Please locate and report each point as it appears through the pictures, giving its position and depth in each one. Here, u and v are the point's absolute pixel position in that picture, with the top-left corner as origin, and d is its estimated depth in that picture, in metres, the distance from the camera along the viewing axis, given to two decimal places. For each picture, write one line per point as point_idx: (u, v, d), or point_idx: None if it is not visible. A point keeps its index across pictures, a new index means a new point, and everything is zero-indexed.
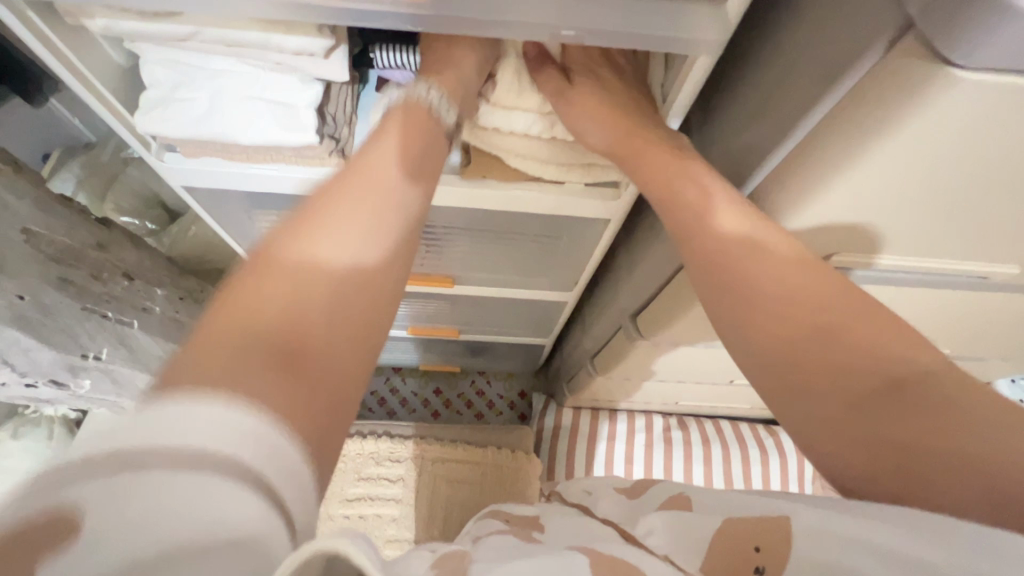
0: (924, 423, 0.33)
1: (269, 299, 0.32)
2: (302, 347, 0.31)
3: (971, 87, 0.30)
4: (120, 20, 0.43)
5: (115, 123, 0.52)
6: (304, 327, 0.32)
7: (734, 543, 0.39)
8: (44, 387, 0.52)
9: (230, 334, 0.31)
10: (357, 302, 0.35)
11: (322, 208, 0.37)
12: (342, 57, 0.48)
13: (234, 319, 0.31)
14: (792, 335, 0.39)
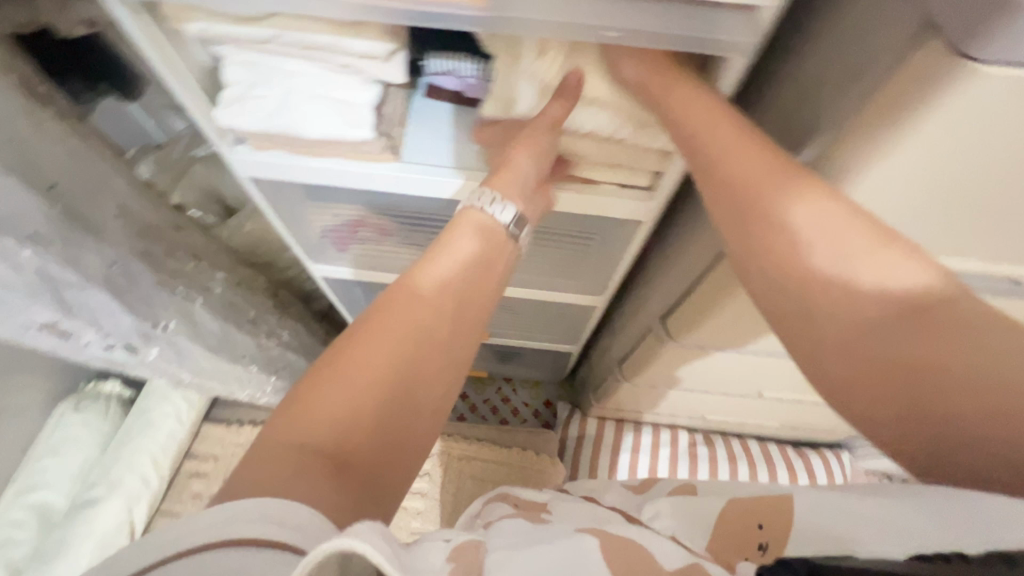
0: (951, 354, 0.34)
1: (361, 375, 0.39)
2: (372, 435, 0.37)
3: (993, 80, 0.31)
4: (214, 23, 0.49)
5: (198, 116, 0.58)
6: (377, 421, 0.38)
7: (740, 529, 0.51)
8: (120, 351, 0.58)
9: (334, 389, 0.38)
10: (420, 408, 0.41)
11: (405, 299, 0.44)
12: (402, 61, 0.53)
13: (340, 380, 0.38)
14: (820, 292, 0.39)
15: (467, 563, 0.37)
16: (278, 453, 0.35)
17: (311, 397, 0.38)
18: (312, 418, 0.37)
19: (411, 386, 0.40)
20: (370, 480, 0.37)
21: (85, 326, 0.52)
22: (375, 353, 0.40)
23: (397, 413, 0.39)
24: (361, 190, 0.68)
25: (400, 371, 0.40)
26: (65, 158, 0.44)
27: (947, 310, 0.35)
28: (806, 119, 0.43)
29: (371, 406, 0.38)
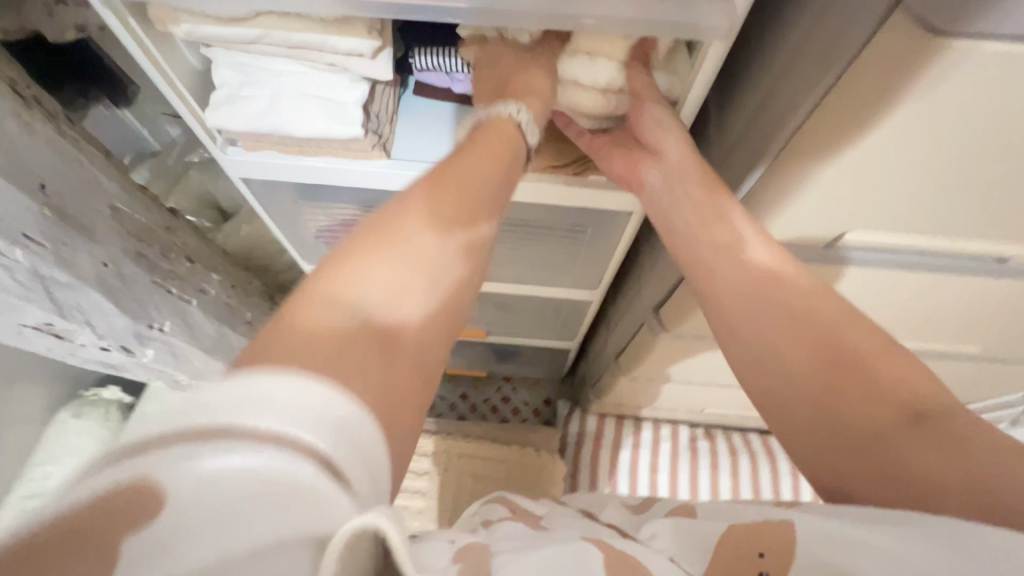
0: (927, 452, 0.37)
1: (400, 268, 0.38)
2: (416, 320, 0.38)
3: (956, 48, 0.32)
4: (201, 23, 0.50)
5: (189, 116, 0.59)
6: (422, 307, 0.39)
7: (738, 549, 0.39)
8: (116, 353, 0.59)
9: (376, 276, 0.37)
10: (454, 311, 0.41)
11: (446, 199, 0.43)
12: (387, 58, 0.53)
13: (382, 271, 0.37)
14: (818, 355, 0.44)
15: (472, 562, 0.38)
16: (325, 316, 0.33)
17: (357, 271, 0.37)
18: (354, 297, 0.35)
19: (446, 294, 0.41)
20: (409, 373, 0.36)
21: (79, 327, 0.52)
22: (416, 250, 0.39)
23: (432, 316, 0.39)
24: (352, 188, 0.69)
25: (441, 269, 0.41)
26: (55, 160, 0.45)
27: (920, 396, 0.40)
28: (781, 101, 0.44)
29: (415, 296, 0.38)
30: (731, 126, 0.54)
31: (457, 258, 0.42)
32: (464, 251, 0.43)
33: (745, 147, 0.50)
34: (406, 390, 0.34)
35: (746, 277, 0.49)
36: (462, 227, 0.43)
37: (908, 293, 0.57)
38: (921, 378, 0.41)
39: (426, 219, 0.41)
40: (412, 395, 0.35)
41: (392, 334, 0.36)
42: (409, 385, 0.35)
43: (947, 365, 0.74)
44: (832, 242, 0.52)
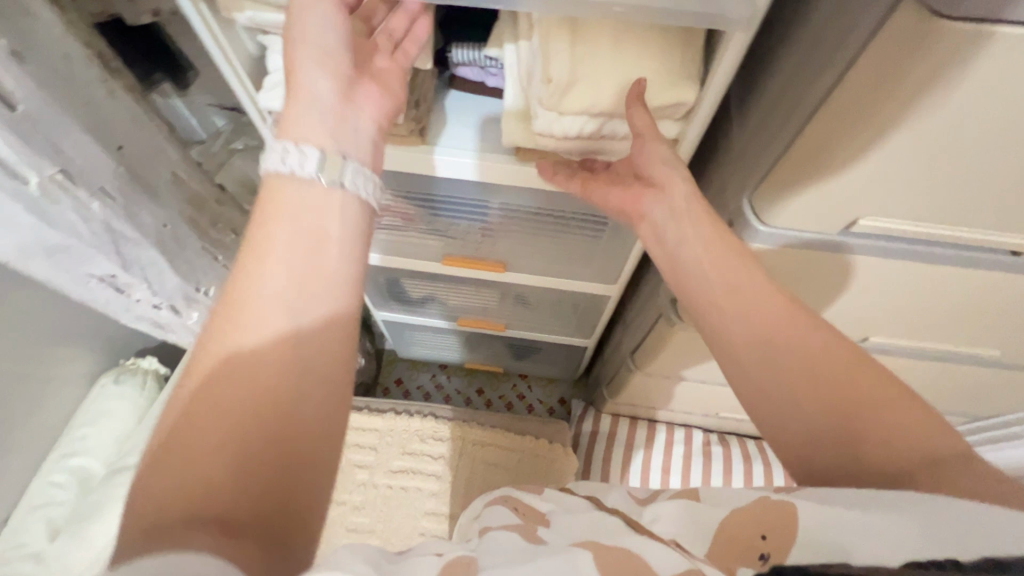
0: (945, 474, 0.39)
1: (185, 454, 0.34)
2: (244, 478, 0.35)
3: (959, 34, 0.34)
4: (263, 11, 0.54)
5: (243, 98, 0.64)
6: (241, 467, 0.35)
7: (742, 538, 0.41)
8: (166, 312, 0.64)
9: (160, 482, 0.33)
10: (295, 430, 0.38)
11: (234, 342, 0.38)
12: (429, 48, 0.58)
13: (165, 477, 0.34)
14: (831, 383, 0.46)
15: None
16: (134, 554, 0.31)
17: (149, 474, 0.34)
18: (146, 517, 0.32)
19: (261, 429, 0.36)
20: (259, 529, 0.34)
21: (138, 282, 0.57)
22: (193, 431, 0.35)
23: (257, 458, 0.35)
24: (387, 171, 0.73)
25: (247, 414, 0.36)
26: (131, 124, 0.50)
27: (927, 435, 0.42)
28: (796, 92, 0.46)
29: (215, 467, 0.34)
30: (748, 119, 0.57)
31: (255, 391, 0.37)
32: (261, 377, 0.38)
33: (762, 139, 0.52)
34: (259, 549, 0.32)
35: (761, 320, 0.49)
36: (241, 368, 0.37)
37: (921, 287, 0.58)
38: (918, 405, 0.44)
39: (194, 395, 0.36)
40: (279, 544, 0.34)
41: (214, 508, 0.33)
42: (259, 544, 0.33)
43: (966, 367, 0.74)
44: (845, 229, 0.53)
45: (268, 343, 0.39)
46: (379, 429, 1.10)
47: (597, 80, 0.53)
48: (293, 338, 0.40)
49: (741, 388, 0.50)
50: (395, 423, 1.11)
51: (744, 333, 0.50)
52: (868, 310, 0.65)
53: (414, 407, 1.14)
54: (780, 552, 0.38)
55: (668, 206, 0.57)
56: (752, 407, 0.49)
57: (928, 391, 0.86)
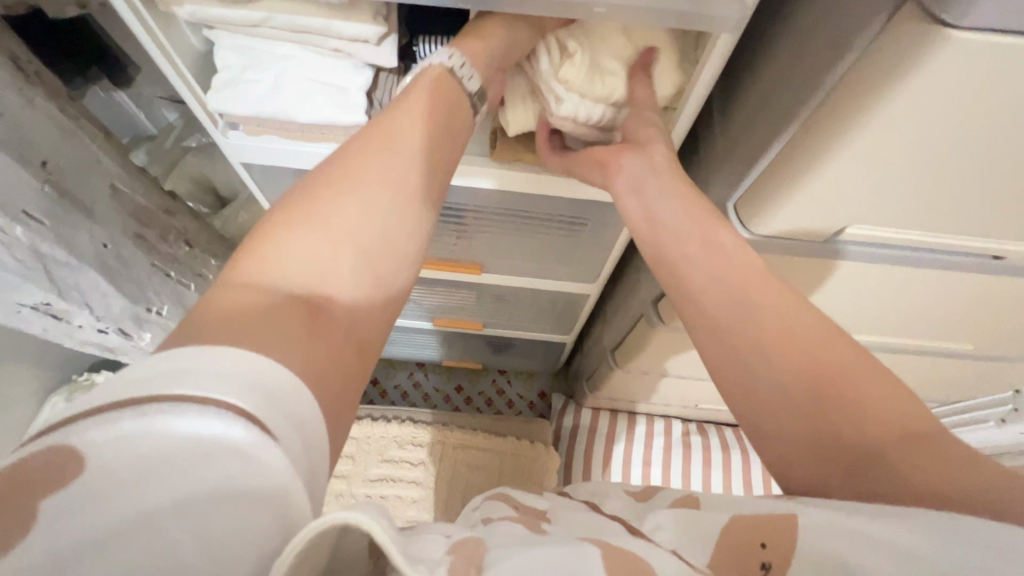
0: (917, 463, 0.36)
1: (317, 246, 0.38)
2: (344, 303, 0.37)
3: (958, 46, 0.32)
4: (207, 7, 0.49)
5: (190, 98, 0.59)
6: (349, 276, 0.38)
7: (740, 541, 0.37)
8: (114, 335, 0.61)
9: (286, 259, 0.37)
10: (397, 279, 0.41)
11: (351, 189, 0.41)
12: (392, 45, 0.53)
13: (292, 253, 0.37)
14: (811, 365, 0.41)
15: (467, 553, 0.36)
16: (242, 302, 0.33)
17: (275, 249, 0.37)
18: (265, 276, 0.35)
19: (382, 259, 0.40)
20: (347, 338, 0.36)
21: (76, 307, 0.55)
22: (329, 224, 0.39)
23: (368, 284, 0.39)
24: None
25: (354, 260, 0.39)
26: (58, 137, 0.45)
27: (901, 413, 0.39)
28: (786, 97, 0.44)
29: (338, 265, 0.38)
30: (732, 121, 0.55)
31: (388, 224, 0.41)
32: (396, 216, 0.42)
33: (749, 142, 0.50)
34: (346, 352, 0.36)
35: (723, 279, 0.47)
36: (383, 201, 0.42)
37: (902, 291, 0.58)
38: (894, 385, 0.40)
39: (337, 200, 0.40)
40: (353, 357, 0.36)
41: (327, 300, 0.36)
42: (342, 348, 0.35)
43: (939, 360, 0.76)
44: (834, 235, 0.51)
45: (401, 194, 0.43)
46: (355, 437, 1.07)
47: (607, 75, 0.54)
48: (419, 199, 0.44)
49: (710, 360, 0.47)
50: (373, 429, 1.08)
51: (727, 318, 0.46)
52: (848, 313, 0.64)
53: (390, 413, 1.11)
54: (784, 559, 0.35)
55: (646, 168, 0.54)
56: (753, 440, 0.44)
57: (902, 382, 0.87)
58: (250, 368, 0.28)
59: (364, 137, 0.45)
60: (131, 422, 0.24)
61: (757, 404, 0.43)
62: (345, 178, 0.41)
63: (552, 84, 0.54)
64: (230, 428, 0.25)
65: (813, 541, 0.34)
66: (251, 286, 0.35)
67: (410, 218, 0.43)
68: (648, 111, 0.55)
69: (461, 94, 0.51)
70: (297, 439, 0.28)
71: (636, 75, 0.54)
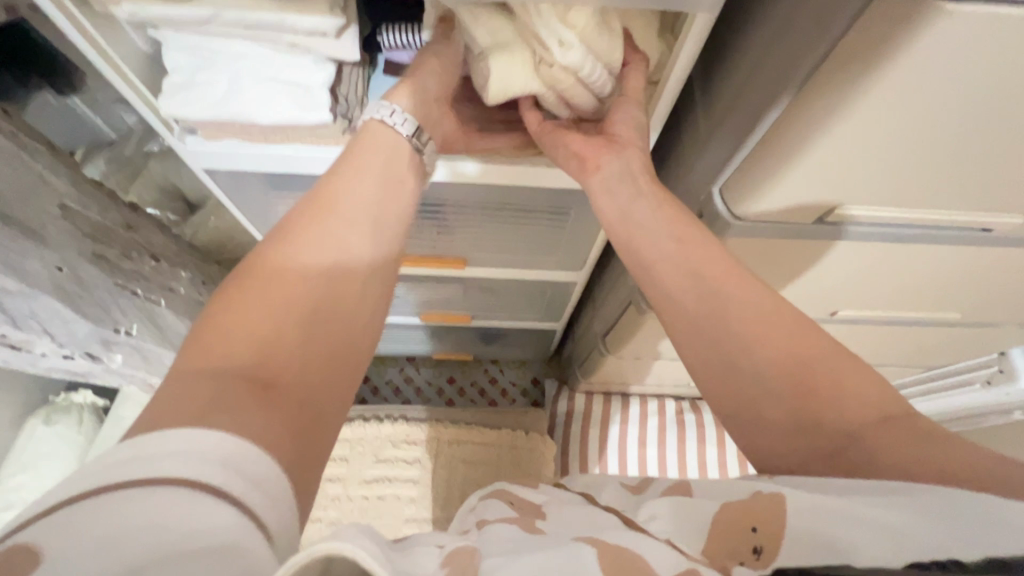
0: (896, 446, 0.35)
1: (265, 322, 0.37)
2: (297, 372, 0.36)
3: (945, 16, 0.30)
4: (148, 5, 0.46)
5: (141, 105, 0.55)
6: (299, 346, 0.37)
7: (728, 528, 0.36)
8: (81, 360, 0.61)
9: (233, 336, 0.36)
10: (352, 348, 0.41)
11: (292, 265, 0.41)
12: (353, 37, 0.50)
13: (236, 329, 0.36)
14: (785, 355, 0.42)
15: (462, 564, 0.36)
16: (186, 386, 0.32)
17: (218, 330, 0.36)
18: (209, 356, 0.34)
19: (334, 330, 0.40)
20: (301, 411, 0.35)
21: (37, 336, 0.54)
22: (277, 300, 0.39)
23: (321, 355, 0.38)
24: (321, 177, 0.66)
25: (301, 330, 0.38)
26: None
27: (878, 400, 0.39)
28: (766, 75, 0.42)
29: (289, 338, 0.37)
30: (711, 102, 0.53)
31: (341, 296, 0.42)
32: (347, 286, 0.43)
33: (730, 126, 0.48)
34: (301, 428, 0.34)
35: (694, 267, 0.47)
36: (331, 274, 0.42)
37: (890, 267, 0.57)
38: (872, 376, 0.40)
39: (283, 278, 0.40)
40: (310, 431, 0.35)
41: (275, 374, 0.35)
42: (296, 422, 0.34)
43: (927, 329, 0.76)
44: (821, 218, 0.50)
45: (350, 266, 0.44)
46: (348, 439, 1.06)
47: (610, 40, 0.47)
48: (368, 269, 0.45)
49: (684, 347, 0.46)
50: (365, 430, 1.07)
51: (700, 309, 0.46)
52: (837, 291, 0.64)
53: (383, 412, 1.10)
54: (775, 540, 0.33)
55: (624, 166, 0.53)
56: (740, 434, 0.43)
57: (890, 351, 0.88)
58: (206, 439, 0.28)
59: (308, 207, 0.46)
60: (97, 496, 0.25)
61: (734, 394, 0.43)
62: (292, 254, 0.42)
63: (553, 32, 0.45)
64: (186, 492, 0.25)
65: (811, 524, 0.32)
66: (196, 366, 0.34)
67: (360, 287, 0.44)
68: (633, 106, 0.52)
69: (405, 147, 0.53)
70: (257, 494, 0.28)
71: (631, 61, 0.50)
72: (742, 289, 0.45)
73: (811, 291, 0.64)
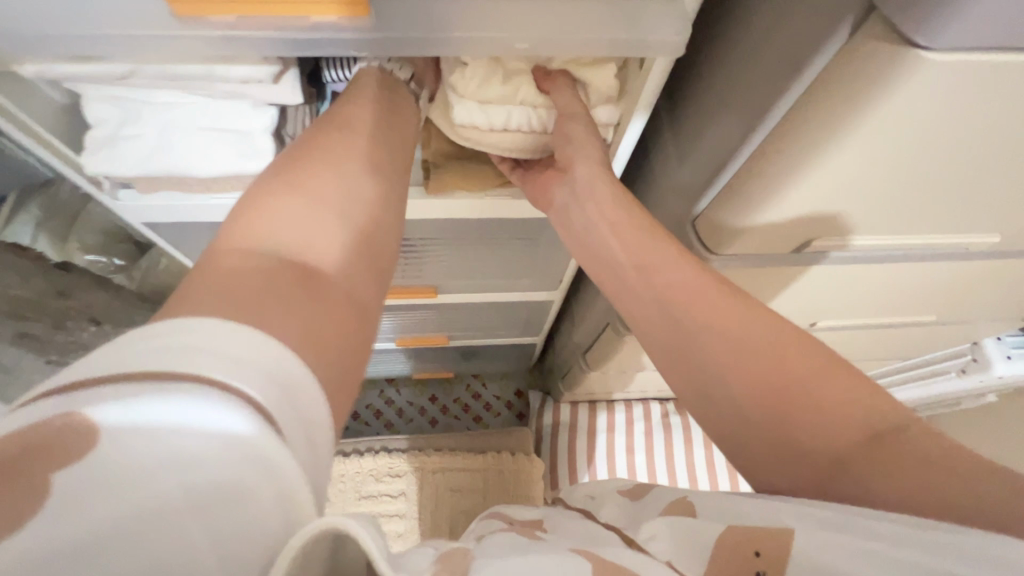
0: (901, 473, 0.32)
1: (303, 213, 0.36)
2: (334, 271, 0.35)
3: (932, 65, 0.28)
4: (53, 65, 0.41)
5: (63, 165, 0.50)
6: (335, 240, 0.36)
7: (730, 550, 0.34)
8: None
9: (268, 225, 0.35)
10: (381, 253, 0.39)
11: (320, 167, 0.39)
12: (294, 81, 0.46)
13: (275, 220, 0.35)
14: (773, 369, 0.39)
15: (455, 563, 0.33)
16: (230, 269, 0.31)
17: (260, 215, 0.35)
18: (251, 240, 0.33)
19: (366, 235, 0.38)
20: (341, 306, 0.33)
21: None
22: (310, 199, 0.37)
23: (355, 254, 0.37)
24: None
25: (342, 237, 0.37)
26: None
27: (883, 414, 0.36)
28: (734, 114, 0.41)
29: (325, 236, 0.36)
30: (679, 134, 0.51)
31: (367, 201, 0.40)
32: (372, 194, 0.40)
33: (699, 162, 0.46)
34: (338, 322, 0.32)
35: (669, 287, 0.45)
36: (355, 183, 0.40)
37: (868, 284, 0.56)
38: (879, 394, 0.37)
39: (313, 175, 0.39)
40: (347, 325, 0.33)
41: (314, 267, 0.34)
42: (335, 314, 0.33)
43: (905, 329, 0.76)
44: (798, 249, 0.48)
45: (375, 176, 0.42)
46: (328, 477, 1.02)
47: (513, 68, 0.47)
48: (392, 183, 0.43)
49: (665, 366, 0.45)
50: (346, 466, 1.03)
51: (683, 333, 0.43)
52: (817, 306, 0.62)
53: (363, 445, 1.06)
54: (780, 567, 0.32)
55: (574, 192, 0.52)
56: (743, 465, 0.40)
57: (870, 352, 0.87)
58: (244, 335, 0.26)
59: (322, 124, 0.43)
60: (112, 409, 0.21)
61: (722, 411, 0.41)
62: (319, 156, 0.40)
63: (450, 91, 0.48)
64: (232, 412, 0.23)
65: (820, 555, 0.31)
66: (236, 250, 0.33)
67: (384, 199, 0.41)
68: (574, 121, 0.48)
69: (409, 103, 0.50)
70: (305, 437, 0.25)
71: (556, 84, 0.48)
72: (726, 303, 0.43)
73: (791, 309, 0.62)
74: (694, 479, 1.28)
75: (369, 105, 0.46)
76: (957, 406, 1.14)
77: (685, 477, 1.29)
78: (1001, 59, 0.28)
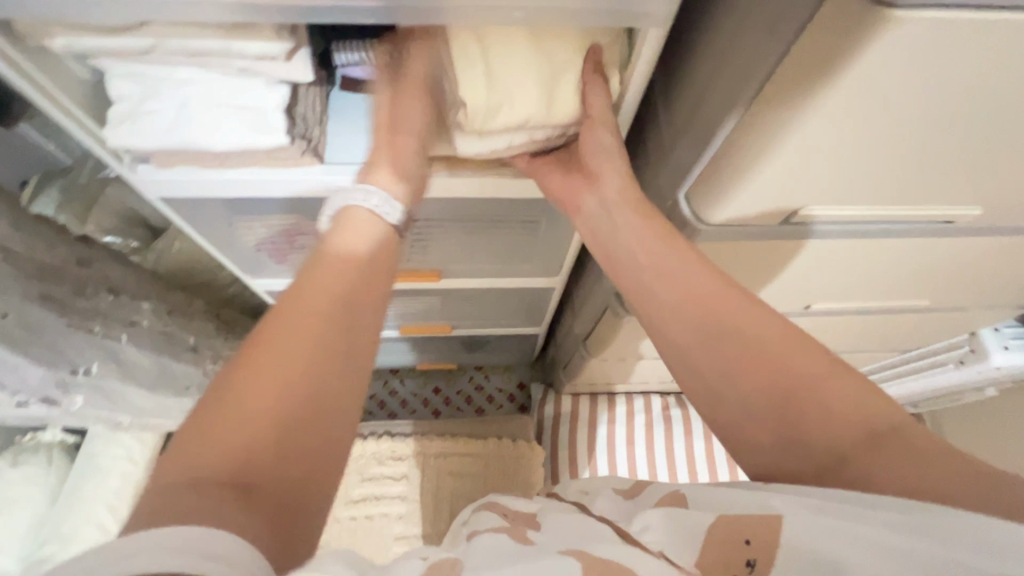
0: (893, 467, 0.36)
1: (238, 403, 0.34)
2: (275, 467, 0.32)
3: (900, 24, 0.30)
4: (82, 37, 0.44)
5: (86, 137, 0.53)
6: (276, 427, 0.33)
7: (723, 541, 0.36)
8: (39, 404, 0.67)
9: (200, 444, 0.32)
10: (335, 404, 0.36)
11: (258, 352, 0.36)
12: (305, 58, 0.48)
13: (210, 437, 0.32)
14: (775, 373, 0.42)
15: None
16: (160, 504, 0.29)
17: (195, 437, 0.33)
18: (185, 463, 0.31)
19: (313, 401, 0.35)
20: (284, 501, 0.32)
21: None
22: (249, 390, 0.34)
23: (299, 426, 0.34)
24: (283, 199, 0.64)
25: (282, 418, 0.34)
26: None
27: (874, 411, 0.39)
28: (723, 85, 0.43)
29: (263, 427, 0.33)
30: (672, 110, 0.53)
31: (314, 366, 0.36)
32: (319, 353, 0.37)
33: (693, 132, 0.48)
34: (280, 522, 0.31)
35: (682, 293, 0.47)
36: (299, 348, 0.36)
37: (858, 263, 0.58)
38: (871, 389, 0.40)
39: (252, 365, 0.35)
40: (294, 521, 0.32)
41: (250, 473, 0.31)
42: (277, 519, 0.31)
43: (899, 314, 0.77)
44: (789, 217, 0.49)
45: (325, 325, 0.38)
46: None
47: (513, 87, 0.46)
48: (349, 322, 0.39)
49: (672, 364, 0.48)
50: None
51: (690, 337, 0.46)
52: (810, 286, 0.64)
53: (367, 429, 1.08)
54: (769, 557, 0.34)
55: (600, 200, 0.55)
56: (741, 455, 0.44)
57: (866, 339, 0.89)
58: (175, 553, 0.26)
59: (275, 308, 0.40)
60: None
61: (725, 410, 0.44)
62: (262, 340, 0.37)
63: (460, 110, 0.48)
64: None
65: (808, 541, 0.33)
66: (172, 474, 0.31)
67: (335, 348, 0.38)
68: (600, 127, 0.51)
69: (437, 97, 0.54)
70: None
71: (591, 79, 0.49)
72: (733, 310, 0.45)
73: (783, 288, 0.64)
74: (694, 471, 1.29)
75: (334, 264, 0.42)
76: (957, 400, 1.14)
77: (684, 469, 1.29)
78: (965, 18, 0.30)
